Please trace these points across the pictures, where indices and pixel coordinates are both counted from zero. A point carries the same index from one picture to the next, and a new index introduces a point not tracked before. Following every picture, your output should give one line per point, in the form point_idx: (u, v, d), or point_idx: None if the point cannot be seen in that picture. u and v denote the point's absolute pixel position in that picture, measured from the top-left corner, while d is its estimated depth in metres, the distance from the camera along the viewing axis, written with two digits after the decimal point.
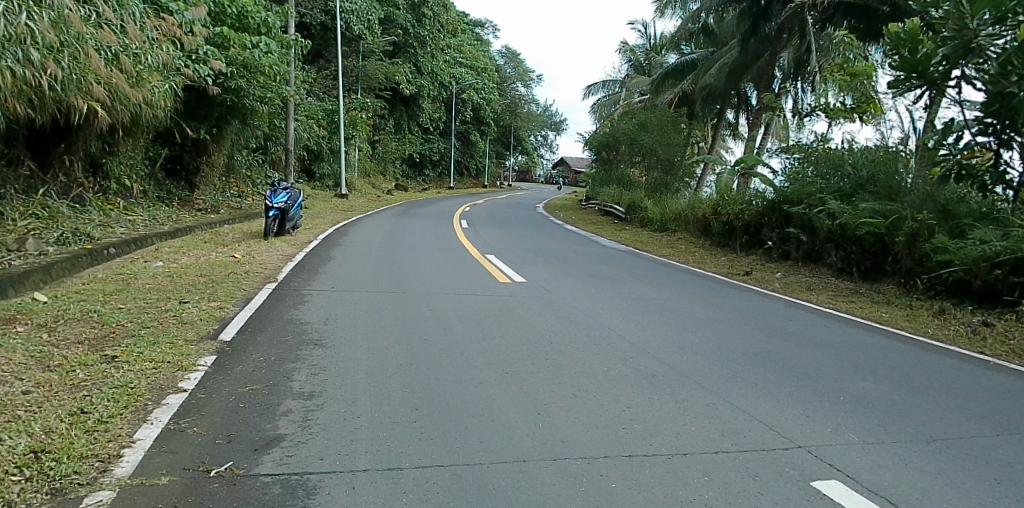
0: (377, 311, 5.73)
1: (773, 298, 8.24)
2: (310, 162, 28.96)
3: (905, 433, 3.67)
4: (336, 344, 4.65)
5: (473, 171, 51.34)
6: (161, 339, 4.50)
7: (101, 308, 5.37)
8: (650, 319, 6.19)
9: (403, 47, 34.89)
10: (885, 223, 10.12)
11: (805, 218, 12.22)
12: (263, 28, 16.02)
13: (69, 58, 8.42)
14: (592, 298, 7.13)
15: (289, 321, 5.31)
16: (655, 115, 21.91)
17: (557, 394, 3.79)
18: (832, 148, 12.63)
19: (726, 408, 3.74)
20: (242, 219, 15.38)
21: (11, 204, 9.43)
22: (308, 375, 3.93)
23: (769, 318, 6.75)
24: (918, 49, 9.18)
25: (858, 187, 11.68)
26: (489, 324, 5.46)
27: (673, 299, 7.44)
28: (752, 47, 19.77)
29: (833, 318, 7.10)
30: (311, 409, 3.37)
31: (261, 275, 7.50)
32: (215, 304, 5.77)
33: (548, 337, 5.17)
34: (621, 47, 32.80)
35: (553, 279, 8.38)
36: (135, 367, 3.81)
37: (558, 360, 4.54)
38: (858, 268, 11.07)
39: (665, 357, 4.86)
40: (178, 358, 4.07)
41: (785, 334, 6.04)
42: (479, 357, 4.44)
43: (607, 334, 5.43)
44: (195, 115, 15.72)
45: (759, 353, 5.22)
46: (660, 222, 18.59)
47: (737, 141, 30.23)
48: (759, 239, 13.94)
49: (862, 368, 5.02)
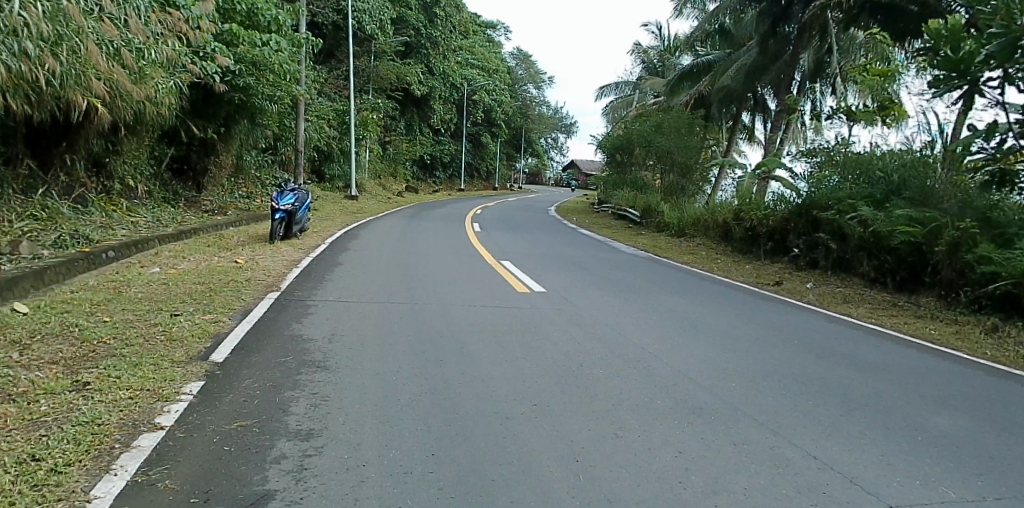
0: (387, 327, 5.25)
1: (811, 312, 7.67)
2: (319, 162, 28.51)
3: (1005, 485, 3.16)
4: (339, 367, 4.16)
5: (484, 173, 50.78)
6: (145, 361, 4.01)
7: (87, 320, 4.93)
8: (684, 337, 5.68)
9: (415, 47, 34.50)
10: (922, 231, 9.52)
11: (835, 225, 11.57)
12: (273, 25, 15.53)
13: (68, 52, 7.97)
14: (618, 311, 6.62)
15: (289, 337, 4.81)
16: (671, 116, 21.34)
17: (595, 436, 3.32)
18: (858, 152, 12.07)
19: (794, 454, 3.33)
20: (249, 221, 14.97)
21: (8, 205, 9.03)
22: (307, 406, 3.44)
23: (813, 336, 6.22)
24: (961, 47, 8.71)
25: (891, 192, 11.06)
26: (511, 343, 4.97)
27: (706, 313, 6.90)
28: (772, 48, 19.16)
29: (879, 335, 6.54)
30: (308, 454, 2.88)
31: (263, 284, 7.01)
32: (210, 317, 5.28)
33: (577, 359, 4.68)
34: (633, 49, 32.19)
35: (574, 288, 7.89)
36: (109, 397, 3.35)
37: (590, 388, 4.06)
38: (893, 278, 10.44)
39: (710, 384, 4.38)
40: (159, 384, 3.60)
41: (833, 354, 5.52)
42: (503, 385, 3.96)
43: (639, 354, 4.95)
44: (203, 114, 15.31)
45: (810, 378, 4.75)
46: (678, 227, 18.00)
47: (753, 145, 29.64)
48: (784, 246, 13.33)
49: (930, 398, 4.49)
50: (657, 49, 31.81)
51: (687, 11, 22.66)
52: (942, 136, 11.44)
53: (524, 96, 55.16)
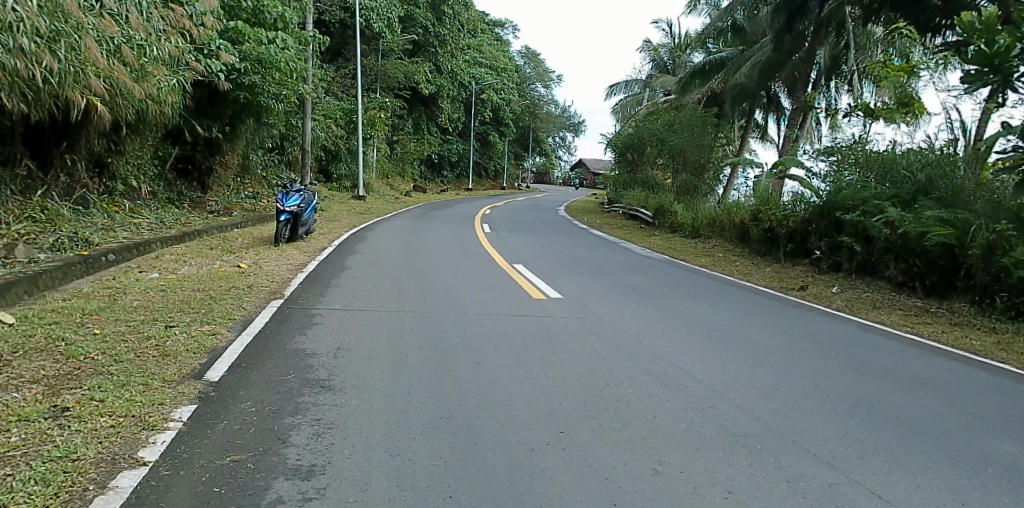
0: (397, 339, 4.90)
1: (842, 319, 7.26)
2: (327, 162, 27.91)
3: None
4: (345, 387, 3.81)
5: (491, 172, 50.35)
6: (134, 380, 3.66)
7: (75, 332, 4.58)
8: (714, 350, 5.31)
9: (423, 46, 34.17)
10: (956, 232, 9.00)
11: (860, 227, 11.12)
12: (278, 22, 15.20)
13: (65, 48, 7.63)
14: (642, 320, 6.26)
15: (291, 352, 4.46)
16: (685, 115, 20.92)
17: (632, 472, 2.94)
18: (881, 151, 11.62)
19: (858, 494, 2.93)
20: (255, 222, 14.66)
21: (5, 207, 8.73)
22: (309, 437, 3.07)
23: (849, 348, 5.81)
24: (995, 41, 8.18)
25: (918, 192, 10.56)
26: (531, 357, 4.61)
27: (734, 322, 6.53)
28: (787, 45, 18.74)
29: (920, 347, 6.12)
30: (310, 497, 2.51)
31: (266, 291, 6.66)
32: (207, 328, 4.93)
33: (603, 376, 4.32)
34: (643, 47, 31.81)
35: (592, 295, 7.51)
36: (88, 426, 2.99)
37: (621, 412, 3.69)
38: (923, 283, 9.99)
39: (752, 408, 4.00)
40: (146, 409, 3.25)
41: (875, 369, 5.14)
42: (524, 408, 3.61)
43: (671, 371, 4.58)
44: (208, 113, 15.00)
45: (855, 400, 4.35)
46: (693, 228, 17.57)
47: (766, 145, 29.07)
48: (805, 248, 12.89)
49: (991, 421, 4.09)
50: (667, 47, 31.37)
51: (700, 7, 22.23)
52: (966, 133, 11.01)
53: (532, 94, 54.74)
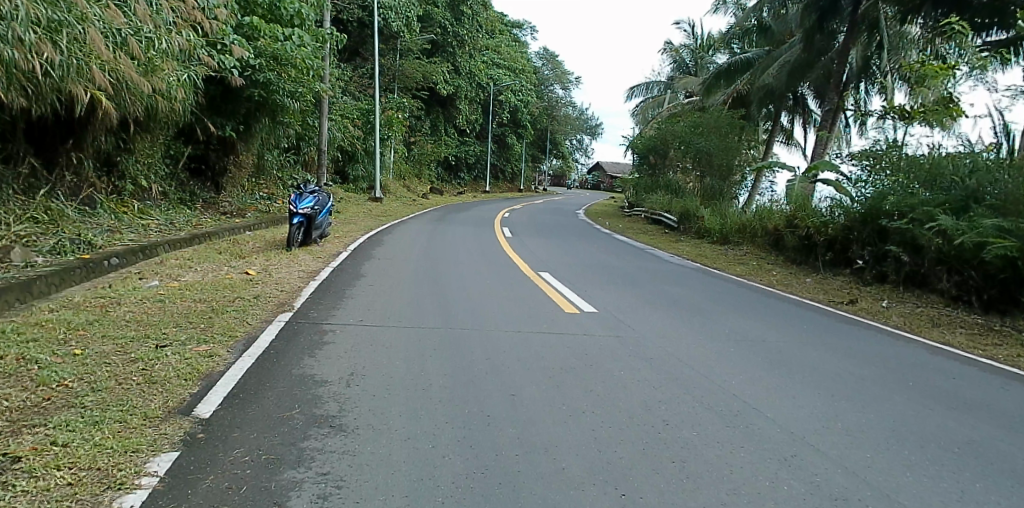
0: (419, 364, 4.29)
1: (905, 340, 6.52)
2: (343, 163, 27.48)
3: None
4: (360, 426, 3.22)
5: (508, 175, 49.75)
6: (110, 418, 3.09)
7: (53, 353, 4.03)
8: (777, 378, 4.66)
9: (441, 46, 33.63)
10: (1018, 244, 8.04)
11: (907, 236, 10.33)
12: (296, 20, 14.68)
13: (68, 40, 7.11)
14: (688, 339, 5.62)
15: (299, 379, 3.86)
16: (712, 116, 20.11)
17: None
18: (922, 155, 10.76)
19: None
20: (268, 224, 14.18)
21: (7, 206, 8.24)
22: (312, 501, 2.47)
23: (926, 377, 5.09)
24: None
25: (969, 200, 9.52)
26: (573, 390, 3.98)
27: (789, 342, 5.83)
28: (817, 44, 18.16)
29: (1006, 377, 5.36)
30: None
31: (274, 303, 6.07)
32: (203, 348, 4.35)
33: (659, 414, 3.69)
34: (664, 48, 31.12)
35: (628, 309, 6.84)
36: (38, 485, 2.42)
37: (690, 464, 3.08)
38: (980, 296, 9.18)
39: (842, 457, 3.36)
40: (117, 460, 2.67)
41: (966, 406, 4.42)
42: (577, 459, 3.00)
43: (736, 406, 3.96)
44: (221, 111, 14.49)
45: (958, 447, 3.67)
46: (721, 234, 16.79)
47: (791, 148, 28.08)
48: (846, 256, 12.10)
49: None
50: (689, 48, 30.64)
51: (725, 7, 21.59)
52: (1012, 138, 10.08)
53: (549, 97, 54.11)
